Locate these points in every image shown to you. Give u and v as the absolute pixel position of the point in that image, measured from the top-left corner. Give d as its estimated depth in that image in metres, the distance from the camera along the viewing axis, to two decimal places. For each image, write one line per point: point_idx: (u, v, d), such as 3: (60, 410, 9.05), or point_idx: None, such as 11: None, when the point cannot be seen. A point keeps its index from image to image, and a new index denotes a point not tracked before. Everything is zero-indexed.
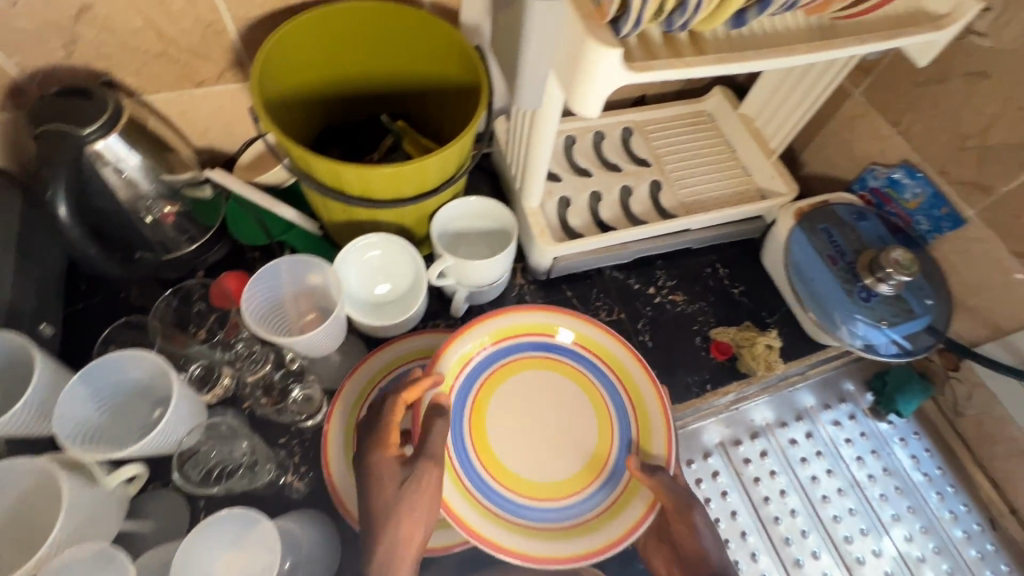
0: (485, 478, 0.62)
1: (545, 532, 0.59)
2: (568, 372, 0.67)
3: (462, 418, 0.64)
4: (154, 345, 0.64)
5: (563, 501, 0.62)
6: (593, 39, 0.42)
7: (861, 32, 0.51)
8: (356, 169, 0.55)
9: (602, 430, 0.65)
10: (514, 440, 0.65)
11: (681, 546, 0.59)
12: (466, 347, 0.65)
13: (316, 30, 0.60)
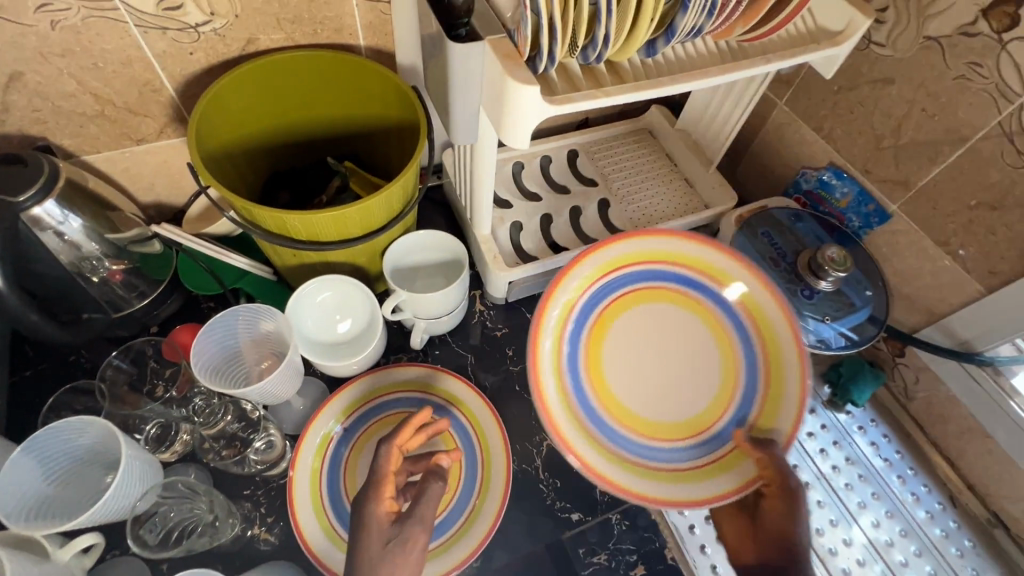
0: (587, 391, 0.63)
1: (642, 471, 0.59)
2: (706, 317, 0.64)
3: (581, 343, 0.64)
4: (103, 409, 0.63)
5: (667, 443, 0.61)
6: (512, 79, 0.44)
7: (767, 52, 0.55)
8: (300, 216, 0.55)
9: (726, 384, 0.62)
10: (629, 368, 0.64)
11: (762, 525, 0.53)
12: (588, 273, 0.63)
13: (253, 82, 0.62)
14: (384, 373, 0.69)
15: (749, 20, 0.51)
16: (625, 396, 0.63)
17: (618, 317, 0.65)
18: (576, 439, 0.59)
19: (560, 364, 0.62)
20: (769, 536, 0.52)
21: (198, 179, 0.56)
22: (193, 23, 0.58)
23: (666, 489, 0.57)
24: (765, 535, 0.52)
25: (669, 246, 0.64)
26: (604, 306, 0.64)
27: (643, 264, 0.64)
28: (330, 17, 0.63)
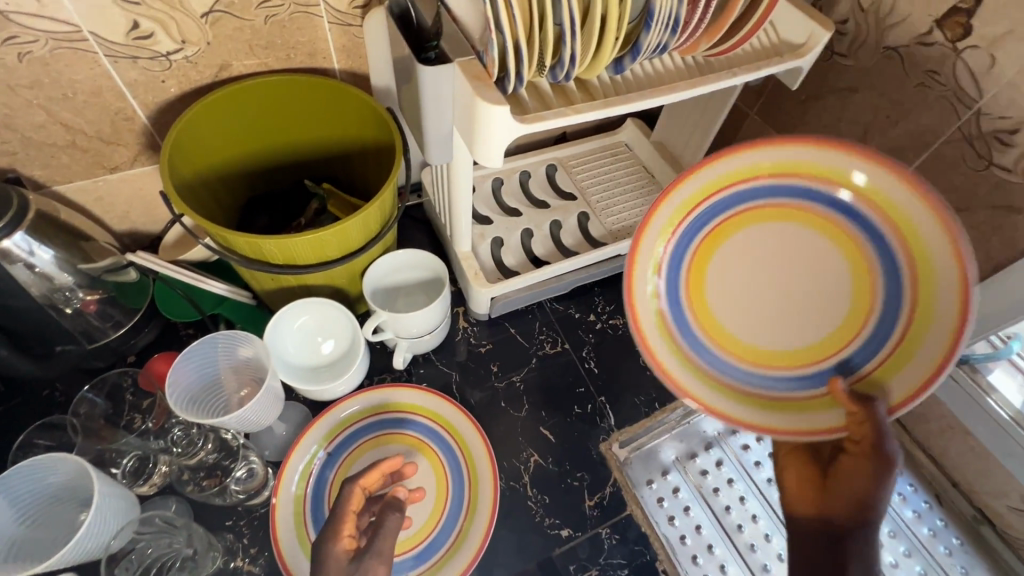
0: (684, 309, 0.58)
1: (735, 396, 0.55)
2: (845, 244, 0.54)
3: (687, 262, 0.58)
4: (75, 444, 0.61)
5: (772, 372, 0.56)
6: (481, 99, 0.45)
7: (732, 67, 0.57)
8: (275, 241, 0.55)
9: (856, 321, 0.53)
10: (738, 289, 0.58)
11: (837, 482, 0.49)
12: (698, 186, 0.55)
13: (228, 108, 0.62)
14: (343, 406, 0.67)
15: (713, 35, 0.52)
16: (724, 320, 0.58)
17: (735, 231, 0.57)
18: (662, 352, 0.56)
19: (660, 282, 0.57)
20: (842, 493, 0.48)
21: (172, 207, 0.55)
22: (164, 52, 0.58)
23: (753, 417, 0.54)
24: (836, 492, 0.48)
25: (812, 157, 0.52)
26: (720, 218, 0.57)
27: (774, 176, 0.54)
28: (303, 41, 0.64)
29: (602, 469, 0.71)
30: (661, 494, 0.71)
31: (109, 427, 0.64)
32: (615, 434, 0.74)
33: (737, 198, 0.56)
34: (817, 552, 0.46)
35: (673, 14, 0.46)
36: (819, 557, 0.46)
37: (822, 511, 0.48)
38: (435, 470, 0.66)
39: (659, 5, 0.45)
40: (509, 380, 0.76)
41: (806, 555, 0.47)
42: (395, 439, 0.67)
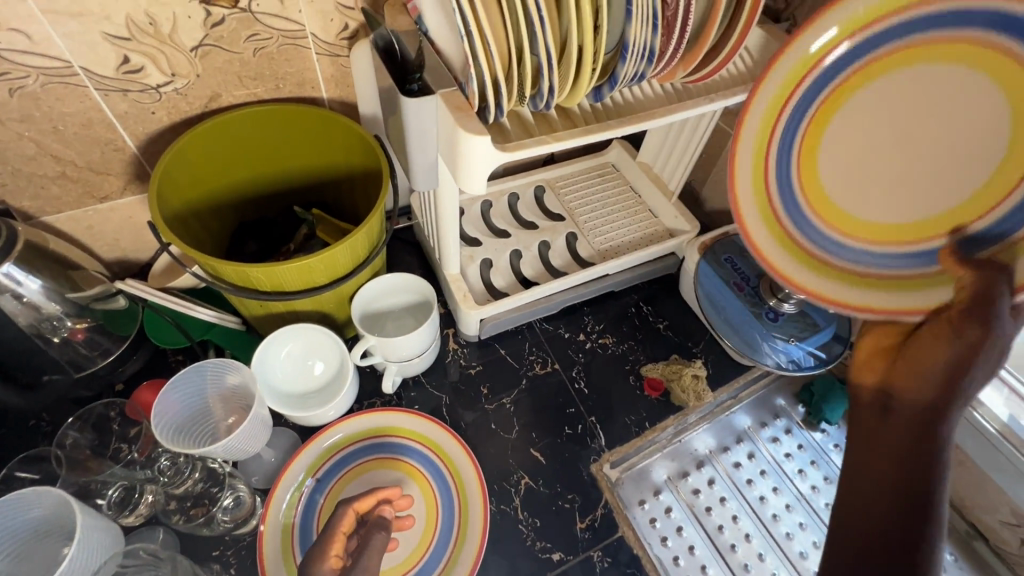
0: (795, 188, 0.56)
1: (838, 275, 0.56)
2: (1009, 80, 0.44)
3: (799, 134, 0.55)
4: (57, 477, 0.60)
5: (892, 248, 0.53)
6: (464, 130, 0.46)
7: (708, 92, 0.58)
8: (262, 269, 0.56)
9: (1009, 177, 0.45)
10: (858, 160, 0.54)
11: (913, 361, 0.46)
12: (820, 43, 0.50)
13: (219, 138, 0.63)
14: (326, 435, 0.66)
15: (688, 64, 0.52)
16: (838, 198, 0.56)
17: (860, 89, 0.52)
18: (762, 237, 0.58)
19: (767, 164, 0.56)
20: (912, 374, 0.45)
21: (160, 237, 0.56)
22: (154, 84, 0.60)
23: (856, 298, 0.54)
24: (906, 372, 0.46)
25: None
26: (841, 77, 0.51)
27: (917, 10, 0.45)
28: (291, 72, 0.66)
29: (592, 491, 0.71)
30: (653, 515, 0.71)
31: (94, 458, 0.63)
32: (605, 454, 0.74)
33: (861, 51, 0.49)
34: (880, 435, 0.46)
35: (648, 45, 0.47)
36: (883, 438, 0.46)
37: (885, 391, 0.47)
38: (426, 497, 0.66)
39: (633, 38, 0.46)
40: (499, 402, 0.76)
41: (870, 438, 0.47)
42: (383, 464, 0.67)
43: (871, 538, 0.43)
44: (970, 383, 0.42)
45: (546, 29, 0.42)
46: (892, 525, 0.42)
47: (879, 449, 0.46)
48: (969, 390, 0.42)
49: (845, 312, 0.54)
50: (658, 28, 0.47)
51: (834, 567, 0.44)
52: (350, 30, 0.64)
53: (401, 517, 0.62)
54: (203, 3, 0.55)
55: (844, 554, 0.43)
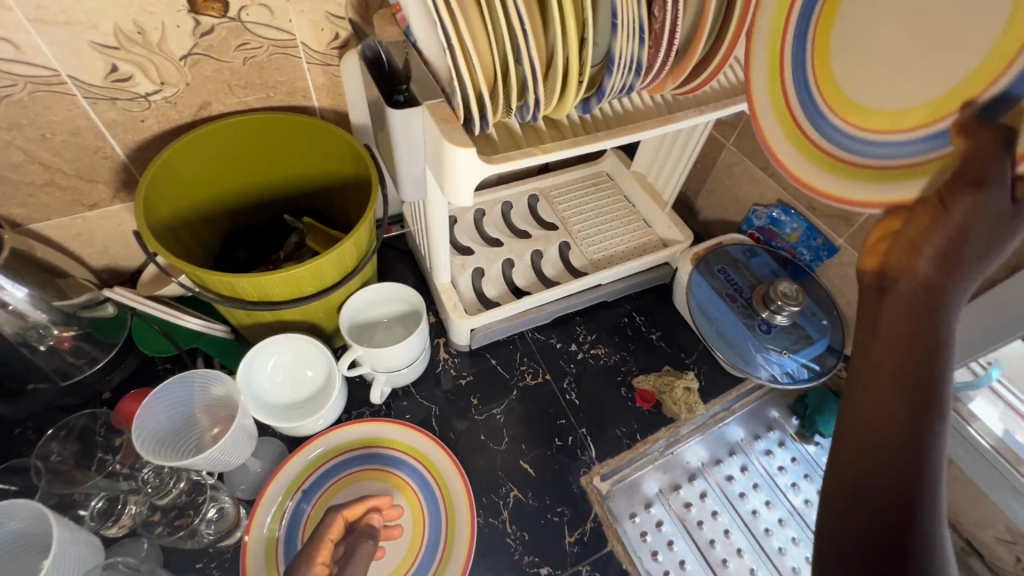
0: (808, 74, 0.50)
1: (849, 172, 0.48)
2: None
3: (805, 25, 0.49)
4: (38, 488, 0.60)
5: (892, 135, 0.45)
6: (449, 143, 0.46)
7: (698, 104, 0.58)
8: (248, 279, 0.55)
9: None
10: (875, 34, 0.47)
11: (916, 240, 0.40)
12: None
13: (209, 146, 0.63)
14: (309, 448, 0.66)
15: (677, 76, 0.52)
16: (852, 85, 0.48)
17: None
18: (773, 127, 0.52)
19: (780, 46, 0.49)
20: (906, 258, 0.40)
21: (147, 249, 0.56)
22: (144, 93, 0.60)
23: (865, 194, 0.47)
24: (897, 257, 0.40)
25: None
26: None
27: None
28: (282, 81, 0.66)
29: (582, 504, 0.70)
30: (644, 529, 0.70)
31: (79, 468, 0.63)
32: (595, 467, 0.73)
33: None
34: (880, 328, 0.41)
35: (635, 59, 0.47)
36: (883, 328, 0.41)
37: (880, 279, 0.42)
38: (413, 509, 0.66)
39: (619, 52, 0.46)
40: (490, 413, 0.76)
41: (869, 333, 0.42)
42: (368, 475, 0.66)
43: (881, 439, 0.39)
44: (967, 256, 0.38)
45: (529, 44, 0.41)
46: (904, 420, 0.39)
47: (881, 345, 0.41)
48: (968, 262, 0.38)
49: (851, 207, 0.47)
50: (645, 41, 0.46)
51: (848, 476, 0.40)
52: (340, 39, 0.64)
53: (389, 525, 0.62)
54: (193, 12, 0.55)
55: (858, 462, 0.39)
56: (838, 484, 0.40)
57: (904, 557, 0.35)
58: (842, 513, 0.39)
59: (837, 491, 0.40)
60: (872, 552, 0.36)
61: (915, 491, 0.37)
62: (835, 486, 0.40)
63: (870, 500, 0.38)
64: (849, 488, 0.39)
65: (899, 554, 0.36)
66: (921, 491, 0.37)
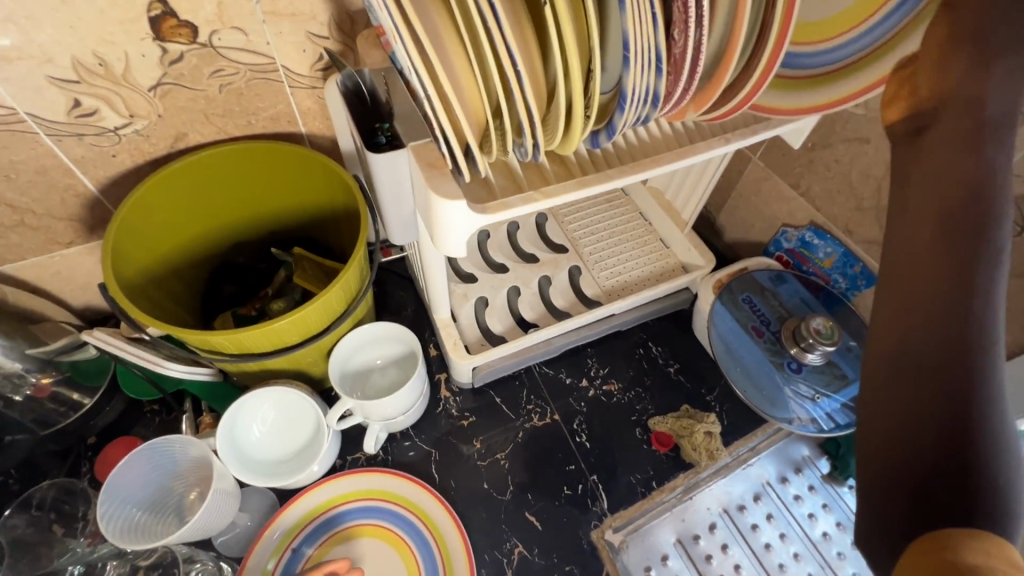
0: None
1: (795, 84, 0.50)
2: None
3: None
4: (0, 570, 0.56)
5: (848, 34, 0.47)
6: (436, 195, 0.40)
7: (727, 129, 0.51)
8: (224, 336, 0.51)
9: None
10: None
11: (957, 38, 0.32)
12: None
13: (184, 181, 0.59)
14: (285, 514, 0.62)
15: (701, 104, 0.45)
16: None
17: None
18: None
19: None
20: (940, 82, 0.32)
21: (118, 311, 0.52)
22: (112, 127, 0.55)
23: (820, 98, 0.49)
24: (922, 81, 0.33)
25: None
26: None
27: None
28: (264, 107, 0.61)
29: (592, 561, 0.65)
30: None
31: (66, 535, 0.60)
32: (607, 518, 0.68)
33: None
34: (920, 163, 0.31)
35: (650, 90, 0.41)
36: (925, 161, 0.31)
37: (919, 118, 0.32)
38: (407, 567, 0.62)
39: (631, 87, 0.39)
40: (493, 458, 0.71)
41: (905, 173, 0.32)
42: (364, 532, 0.63)
43: (931, 295, 0.28)
44: (1001, 59, 0.31)
45: (522, 83, 0.35)
46: (961, 264, 0.28)
47: (918, 182, 0.31)
48: (1002, 65, 0.31)
49: (813, 113, 0.49)
50: (663, 71, 0.40)
51: (889, 342, 0.29)
52: (325, 60, 0.58)
53: None
54: (158, 40, 0.50)
55: (898, 327, 0.29)
56: (875, 365, 0.30)
57: (965, 426, 0.26)
58: (881, 387, 0.29)
59: (875, 363, 0.30)
60: (915, 426, 0.27)
61: (976, 350, 0.27)
62: (869, 359, 0.30)
63: (919, 365, 0.28)
64: (889, 356, 0.29)
65: (958, 421, 0.26)
66: (983, 351, 0.27)
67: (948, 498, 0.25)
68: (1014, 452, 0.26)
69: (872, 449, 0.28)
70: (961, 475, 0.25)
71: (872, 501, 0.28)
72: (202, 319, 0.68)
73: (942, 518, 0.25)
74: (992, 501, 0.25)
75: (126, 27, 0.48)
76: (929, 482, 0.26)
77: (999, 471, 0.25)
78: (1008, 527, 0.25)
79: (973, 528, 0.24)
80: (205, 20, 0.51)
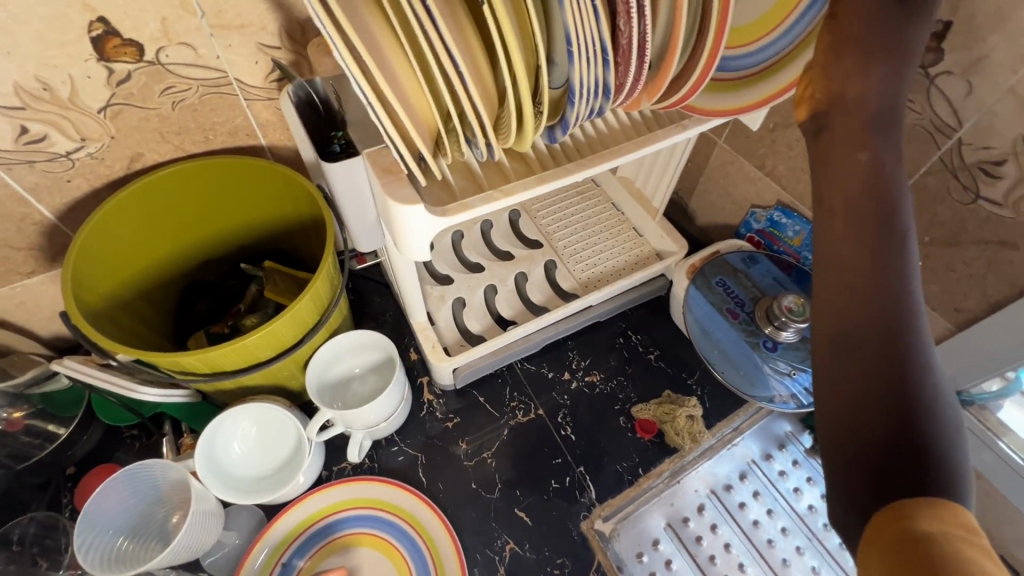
0: None
1: (722, 86, 0.51)
2: None
3: None
4: None
5: (768, 37, 0.47)
6: (393, 200, 0.40)
7: (683, 116, 0.51)
8: (192, 356, 0.51)
9: None
10: None
11: (846, 44, 0.35)
12: None
13: (147, 203, 0.58)
14: (274, 528, 0.62)
15: (653, 94, 0.45)
16: None
17: None
18: None
19: None
20: (832, 83, 0.35)
21: (81, 337, 0.51)
22: (63, 152, 0.54)
23: (744, 100, 0.49)
24: (819, 81, 0.36)
25: None
26: None
27: None
28: (220, 122, 0.60)
29: (584, 553, 0.66)
30: (653, 569, 0.66)
31: (50, 568, 0.59)
32: (596, 509, 0.68)
33: None
34: (827, 165, 0.35)
35: (600, 82, 0.41)
36: (829, 160, 0.34)
37: (819, 119, 0.36)
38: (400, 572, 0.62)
39: (579, 80, 0.40)
40: (479, 458, 0.71)
41: (819, 175, 0.35)
42: (356, 541, 0.63)
43: (852, 281, 0.31)
44: (881, 63, 0.35)
45: (467, 84, 0.35)
46: (874, 251, 0.31)
47: (829, 182, 0.34)
48: (883, 67, 0.35)
49: (739, 114, 0.50)
50: (609, 62, 0.40)
51: (827, 327, 0.31)
52: (278, 71, 0.58)
53: None
54: (103, 60, 0.49)
55: (834, 313, 0.31)
56: (818, 349, 0.32)
57: (904, 399, 0.28)
58: (829, 369, 0.30)
59: (820, 347, 0.31)
60: (865, 401, 0.28)
61: (903, 324, 0.29)
62: (816, 346, 0.32)
63: (855, 343, 0.30)
64: (831, 338, 0.31)
65: (898, 395, 0.28)
66: (906, 328, 0.29)
67: (905, 470, 0.26)
68: (951, 422, 0.27)
69: (828, 428, 0.29)
70: (910, 442, 0.27)
71: (839, 486, 0.28)
72: (176, 339, 0.67)
73: (902, 492, 0.26)
74: (943, 469, 0.26)
75: (68, 49, 0.47)
76: (886, 454, 0.27)
77: (942, 440, 0.27)
78: (961, 492, 0.26)
79: (930, 497, 0.25)
80: (150, 38, 0.50)
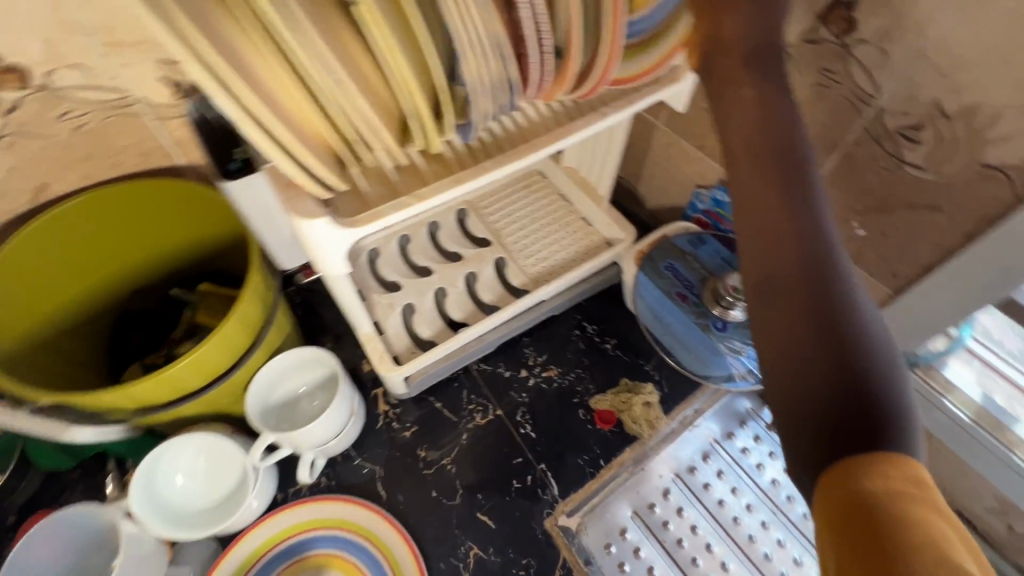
0: None
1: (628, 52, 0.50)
2: None
3: None
4: None
5: None
6: (295, 217, 0.39)
7: (602, 104, 0.51)
8: (117, 391, 0.49)
9: None
10: None
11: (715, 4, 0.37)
12: None
13: (70, 229, 0.56)
14: (229, 558, 0.61)
15: (563, 83, 0.43)
16: None
17: None
18: None
19: None
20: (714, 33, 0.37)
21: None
22: None
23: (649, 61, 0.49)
24: (706, 40, 0.37)
25: None
26: None
27: None
28: (130, 144, 0.57)
29: (549, 551, 0.65)
30: (621, 559, 0.66)
31: None
32: (559, 505, 0.68)
33: None
34: (729, 119, 0.36)
35: (501, 76, 0.39)
36: (730, 114, 0.36)
37: (709, 73, 0.37)
38: None
39: (476, 78, 0.38)
40: (439, 464, 0.70)
41: (722, 132, 0.36)
42: (319, 561, 0.62)
43: (769, 227, 0.32)
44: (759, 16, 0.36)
45: (354, 94, 0.34)
46: (781, 198, 0.32)
47: (733, 136, 0.35)
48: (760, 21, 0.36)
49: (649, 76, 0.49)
50: (507, 57, 0.38)
51: (753, 275, 0.32)
52: (183, 86, 0.55)
53: None
54: None
55: (756, 262, 0.32)
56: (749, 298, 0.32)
57: (836, 335, 0.28)
58: (762, 316, 0.31)
59: (750, 297, 0.32)
60: (800, 341, 0.29)
61: (819, 260, 0.30)
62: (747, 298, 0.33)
63: (781, 285, 0.30)
64: (758, 286, 0.31)
65: (827, 328, 0.28)
66: (824, 263, 0.30)
67: (850, 401, 0.27)
68: (879, 350, 0.28)
69: (770, 374, 0.30)
70: (848, 371, 0.27)
71: (788, 441, 0.28)
72: (105, 372, 0.63)
73: (848, 438, 0.26)
74: (881, 399, 0.26)
75: None
76: (830, 388, 0.27)
77: (876, 366, 0.27)
78: (901, 424, 0.26)
79: (873, 427, 0.26)
80: (34, 62, 0.47)
